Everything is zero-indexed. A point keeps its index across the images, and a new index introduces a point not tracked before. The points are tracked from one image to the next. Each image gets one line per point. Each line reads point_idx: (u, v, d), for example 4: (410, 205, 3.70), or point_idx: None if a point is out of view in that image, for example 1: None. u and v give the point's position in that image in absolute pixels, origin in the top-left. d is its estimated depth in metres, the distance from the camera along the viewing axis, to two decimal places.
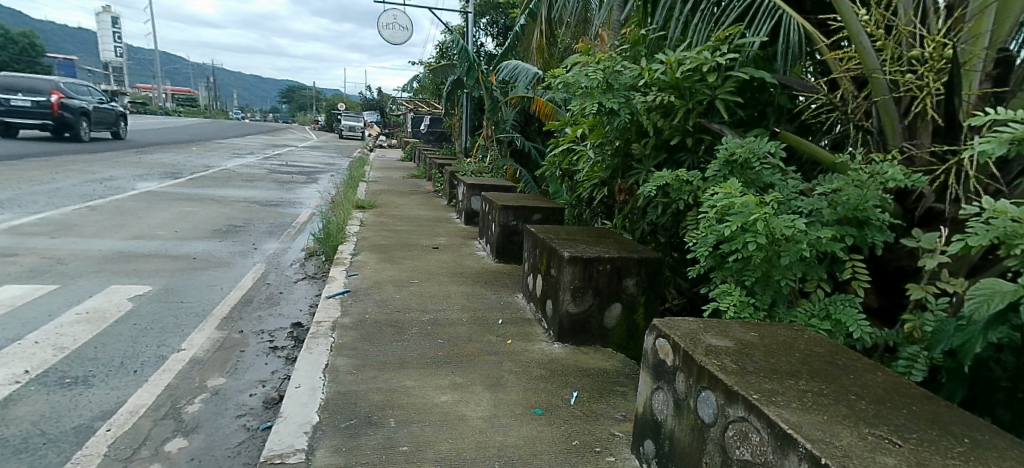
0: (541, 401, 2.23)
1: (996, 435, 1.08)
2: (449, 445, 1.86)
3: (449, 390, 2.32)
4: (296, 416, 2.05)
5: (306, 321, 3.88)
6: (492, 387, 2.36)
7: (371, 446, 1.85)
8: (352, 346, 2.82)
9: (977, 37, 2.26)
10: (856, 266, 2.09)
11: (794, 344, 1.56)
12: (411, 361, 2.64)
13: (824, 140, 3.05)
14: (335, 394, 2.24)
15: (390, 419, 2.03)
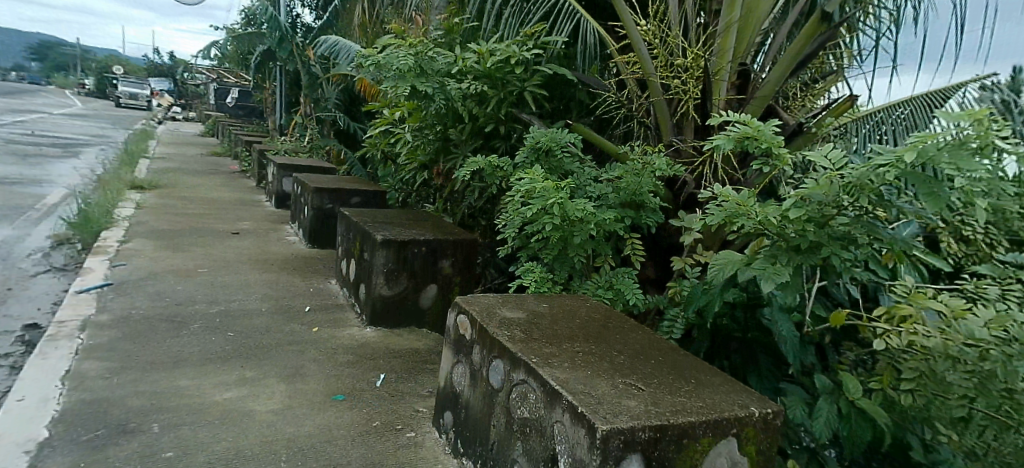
0: (344, 387, 2.20)
1: (716, 376, 1.38)
2: (227, 443, 1.74)
3: (235, 386, 2.16)
4: (14, 435, 1.74)
5: (45, 322, 3.27)
6: (288, 378, 2.26)
7: (125, 456, 1.64)
8: (110, 347, 2.46)
9: (724, 51, 2.75)
10: (634, 243, 2.41)
11: (578, 313, 1.76)
12: (190, 359, 2.40)
13: (617, 132, 3.43)
14: (76, 404, 1.95)
15: (152, 425, 1.83)
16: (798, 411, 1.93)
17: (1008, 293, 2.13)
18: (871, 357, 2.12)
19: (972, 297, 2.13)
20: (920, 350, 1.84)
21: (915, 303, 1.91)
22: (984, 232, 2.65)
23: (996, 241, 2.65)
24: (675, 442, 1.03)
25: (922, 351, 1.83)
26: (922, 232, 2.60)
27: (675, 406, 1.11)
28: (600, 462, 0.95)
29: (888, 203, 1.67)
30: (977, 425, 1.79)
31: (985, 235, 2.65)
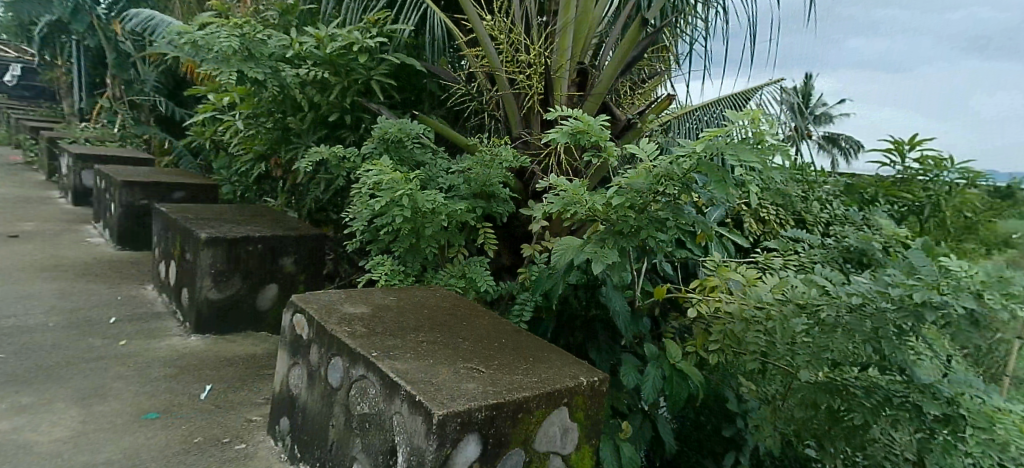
0: (159, 404, 1.97)
1: (551, 354, 1.54)
2: None
3: (8, 417, 1.83)
4: None
5: None
6: (84, 401, 1.96)
7: None
8: None
9: (564, 50, 2.90)
10: (487, 232, 2.45)
11: (425, 302, 1.78)
12: None
13: (469, 124, 3.47)
14: None
15: None
16: (633, 378, 2.17)
17: (789, 261, 2.54)
18: (692, 324, 2.45)
19: (763, 268, 2.53)
20: (724, 314, 2.27)
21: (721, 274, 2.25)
22: (775, 212, 3.12)
23: (785, 218, 3.13)
24: (511, 417, 1.16)
25: (725, 316, 2.26)
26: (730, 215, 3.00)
27: (511, 384, 1.23)
28: (438, 446, 1.01)
29: (690, 189, 2.00)
30: (771, 375, 2.34)
31: (776, 215, 3.07)
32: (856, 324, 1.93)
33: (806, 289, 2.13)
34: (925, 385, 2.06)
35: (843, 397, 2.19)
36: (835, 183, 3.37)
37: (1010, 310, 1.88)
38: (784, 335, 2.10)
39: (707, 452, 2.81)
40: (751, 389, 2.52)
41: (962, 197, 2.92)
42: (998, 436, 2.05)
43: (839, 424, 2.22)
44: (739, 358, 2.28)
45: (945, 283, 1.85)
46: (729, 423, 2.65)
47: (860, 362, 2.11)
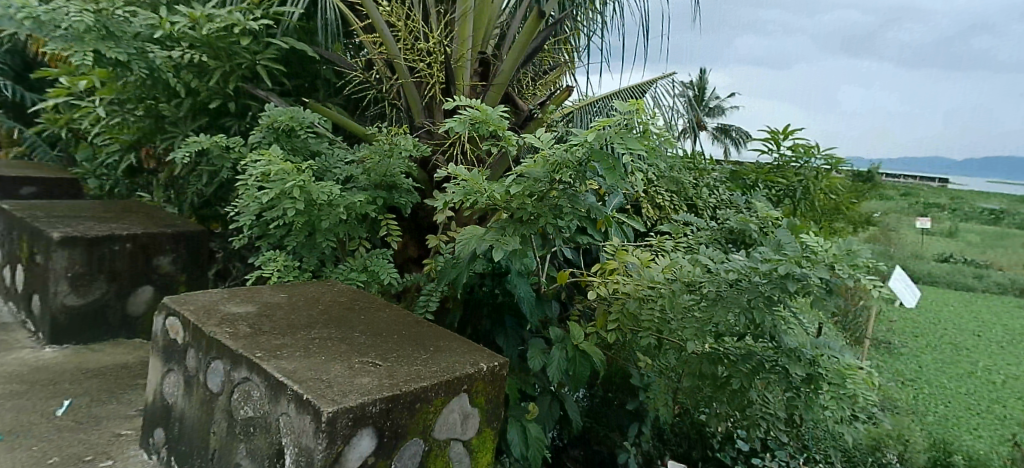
0: (8, 424, 1.76)
1: (453, 342, 1.56)
2: None
3: None
4: None
5: None
6: None
7: None
8: None
9: (464, 40, 2.89)
10: (389, 224, 2.39)
11: (320, 297, 1.74)
12: None
13: (369, 113, 3.34)
14: None
15: None
16: (539, 361, 2.24)
17: (678, 243, 2.71)
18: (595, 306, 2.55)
19: (657, 250, 2.67)
20: (620, 294, 2.36)
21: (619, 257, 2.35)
22: (670, 197, 3.21)
23: (679, 203, 3.26)
24: (409, 407, 1.18)
25: (621, 295, 2.36)
26: (628, 202, 3.13)
27: (408, 374, 1.24)
28: (327, 442, 1.03)
29: (584, 175, 2.07)
30: (665, 349, 2.49)
31: (670, 201, 3.20)
32: (734, 296, 2.13)
33: (692, 268, 2.29)
34: (790, 349, 2.32)
35: (726, 365, 2.39)
36: (722, 170, 3.59)
37: (858, 278, 2.15)
38: (673, 310, 2.26)
39: (613, 426, 3.02)
40: (647, 364, 2.68)
41: (828, 180, 3.27)
42: (848, 389, 2.36)
43: (722, 389, 2.42)
44: (635, 335, 2.41)
45: (804, 257, 2.11)
46: (630, 398, 2.88)
47: (738, 331, 2.29)
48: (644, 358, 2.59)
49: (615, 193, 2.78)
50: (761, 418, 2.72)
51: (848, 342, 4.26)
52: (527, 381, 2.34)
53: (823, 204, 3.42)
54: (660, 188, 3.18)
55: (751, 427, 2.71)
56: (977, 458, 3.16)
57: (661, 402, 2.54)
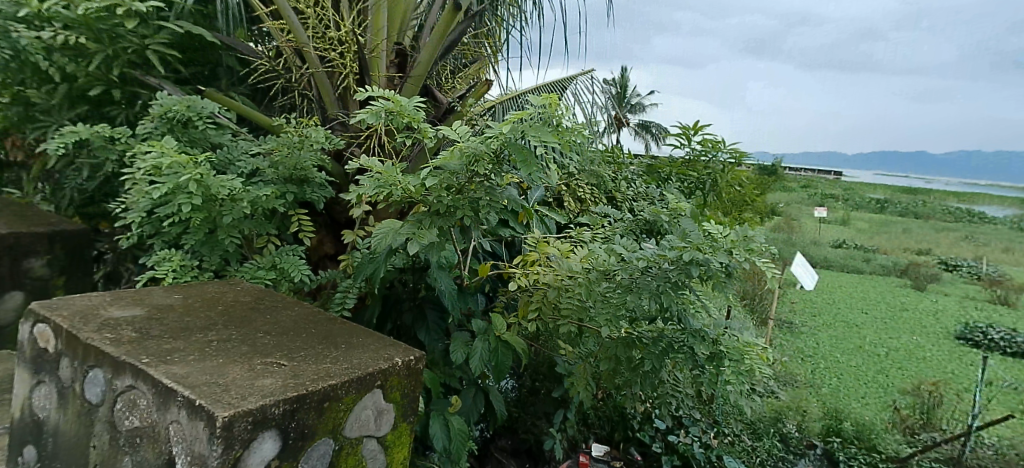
0: None
1: (369, 337, 1.53)
2: None
3: None
4: None
5: None
6: None
7: None
8: None
9: (378, 30, 2.81)
10: (301, 219, 2.29)
11: (221, 297, 1.67)
12: None
13: (278, 104, 3.17)
14: None
15: None
16: (461, 354, 2.24)
17: (595, 233, 2.79)
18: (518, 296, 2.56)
19: (576, 241, 2.73)
20: (540, 284, 2.42)
21: (539, 248, 2.40)
22: (590, 190, 3.30)
23: (598, 196, 3.35)
24: (317, 406, 1.17)
25: (541, 285, 2.42)
26: (549, 195, 3.18)
27: (317, 373, 1.23)
28: (224, 446, 1.03)
29: (501, 168, 2.08)
30: (584, 336, 2.57)
31: (590, 194, 3.29)
32: (644, 282, 2.22)
33: (607, 257, 2.38)
34: (695, 330, 2.45)
35: (639, 348, 2.50)
36: (638, 164, 3.73)
37: (752, 261, 2.30)
38: (589, 297, 2.34)
39: (540, 414, 3.07)
40: (569, 351, 2.76)
41: (734, 172, 3.39)
42: (745, 362, 2.55)
43: (636, 371, 2.53)
44: (554, 324, 2.46)
45: (705, 243, 2.23)
46: (557, 386, 2.95)
47: (649, 315, 2.41)
48: (565, 345, 2.66)
49: (536, 186, 2.84)
50: (671, 396, 2.87)
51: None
52: (451, 375, 2.33)
53: (730, 194, 3.62)
54: (581, 181, 3.26)
55: (664, 405, 2.85)
56: (864, 424, 3.36)
57: (581, 386, 2.63)
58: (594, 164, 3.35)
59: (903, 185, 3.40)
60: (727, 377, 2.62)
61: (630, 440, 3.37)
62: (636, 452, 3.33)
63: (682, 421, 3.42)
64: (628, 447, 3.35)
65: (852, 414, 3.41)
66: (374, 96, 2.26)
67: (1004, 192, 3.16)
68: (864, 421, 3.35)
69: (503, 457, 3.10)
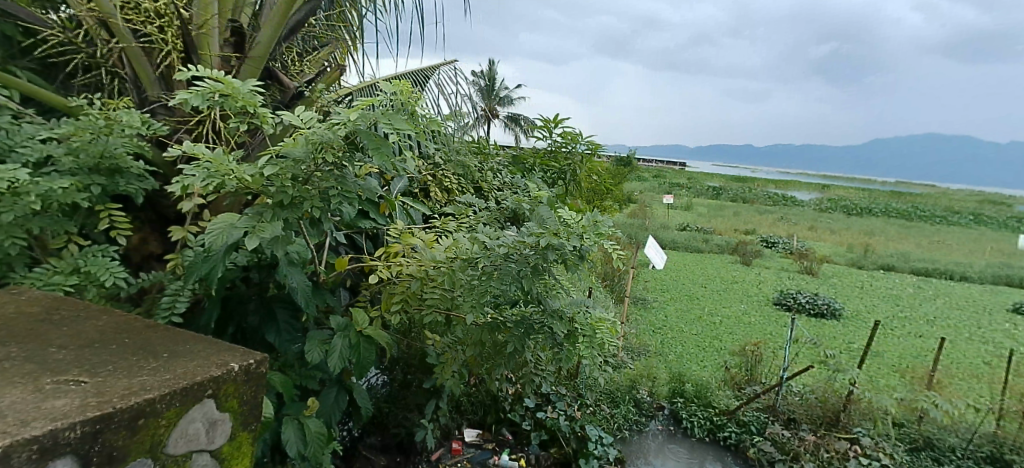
0: None
1: (198, 341, 1.41)
2: None
3: None
4: None
5: None
6: None
7: None
8: None
9: (207, 5, 2.47)
10: (113, 215, 2.00)
11: (4, 310, 1.44)
12: None
13: (78, 83, 2.71)
14: None
15: None
16: (317, 354, 2.10)
17: (460, 223, 2.80)
18: (380, 290, 2.47)
19: (440, 231, 2.72)
20: (403, 276, 2.35)
21: (402, 239, 2.33)
22: (457, 181, 3.29)
23: (465, 186, 3.34)
24: (127, 425, 1.09)
25: (405, 276, 2.35)
26: (413, 186, 3.10)
27: (124, 388, 1.14)
28: None
29: (351, 156, 2.00)
30: (451, 325, 2.57)
31: (456, 184, 3.26)
32: (505, 268, 2.27)
33: (471, 245, 2.41)
34: (553, 310, 2.55)
35: (502, 332, 2.56)
36: (504, 155, 3.79)
37: (601, 244, 2.44)
38: (452, 286, 2.33)
39: (411, 406, 2.98)
40: (436, 340, 2.74)
41: (590, 164, 3.59)
42: (597, 338, 2.72)
43: (501, 354, 2.60)
44: (418, 314, 2.43)
45: (559, 228, 2.32)
46: (427, 376, 2.90)
47: (511, 299, 2.47)
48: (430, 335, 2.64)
49: (399, 177, 2.76)
50: (534, 375, 3.00)
51: (611, 302, 5.02)
52: (308, 376, 2.20)
53: (588, 183, 3.81)
54: (448, 172, 3.20)
55: (527, 384, 2.96)
56: (701, 383, 4.11)
57: (448, 374, 2.62)
58: (461, 156, 3.38)
59: (738, 172, 6.57)
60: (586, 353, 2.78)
61: (501, 421, 3.46)
62: (507, 432, 3.44)
63: (549, 397, 3.58)
64: (499, 428, 3.44)
65: (695, 373, 4.39)
66: (203, 76, 2.03)
67: (804, 182, 5.03)
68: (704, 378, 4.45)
69: (372, 454, 2.97)
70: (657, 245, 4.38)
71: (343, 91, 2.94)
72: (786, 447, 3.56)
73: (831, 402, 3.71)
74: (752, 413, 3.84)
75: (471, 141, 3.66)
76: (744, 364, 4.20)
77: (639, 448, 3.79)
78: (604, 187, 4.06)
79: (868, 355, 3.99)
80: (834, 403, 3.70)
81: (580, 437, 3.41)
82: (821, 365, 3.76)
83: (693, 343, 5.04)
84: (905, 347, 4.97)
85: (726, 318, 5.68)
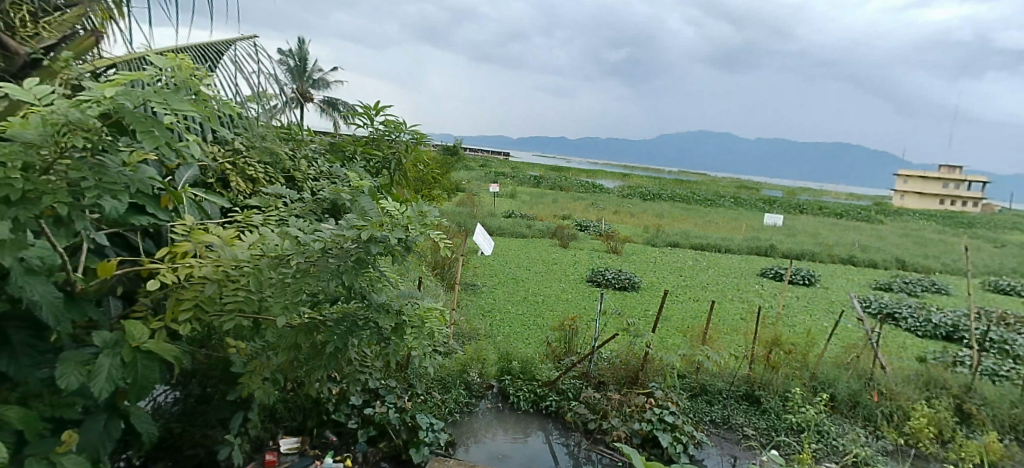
0: None
1: None
2: None
3: None
4: None
5: None
6: None
7: None
8: None
9: None
10: None
11: None
12: None
13: None
14: None
15: None
16: (74, 379, 1.74)
17: (269, 217, 2.54)
18: (163, 296, 2.13)
19: (243, 225, 2.42)
20: (196, 279, 2.05)
21: (193, 238, 2.04)
22: (263, 171, 2.92)
23: (274, 177, 2.97)
24: None
25: (197, 280, 2.06)
26: (207, 176, 2.74)
27: None
28: None
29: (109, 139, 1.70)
30: (260, 329, 2.34)
31: (264, 173, 2.91)
32: (324, 264, 2.16)
33: (281, 241, 2.21)
34: (380, 304, 2.45)
35: (322, 332, 2.41)
36: (320, 141, 3.42)
37: (429, 235, 2.40)
38: (260, 286, 2.11)
39: (211, 422, 2.61)
40: (241, 348, 2.46)
41: (415, 153, 3.35)
42: (425, 328, 2.74)
43: (321, 355, 2.44)
44: (217, 321, 2.15)
45: (383, 220, 2.24)
46: (232, 388, 2.57)
47: (332, 297, 2.33)
48: (235, 342, 2.36)
49: (187, 165, 2.41)
50: (359, 374, 2.86)
51: (439, 291, 5.09)
52: (63, 405, 1.82)
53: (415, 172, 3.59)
54: (251, 160, 2.86)
55: (350, 384, 2.81)
56: (526, 360, 4.32)
57: (257, 384, 2.37)
58: (269, 142, 2.98)
59: None
60: (415, 347, 2.73)
61: (325, 423, 3.25)
62: (330, 434, 3.23)
63: (378, 392, 3.42)
64: (322, 431, 3.22)
65: (520, 351, 4.60)
66: None
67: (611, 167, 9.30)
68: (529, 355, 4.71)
69: None
70: (483, 231, 4.46)
71: (101, 62, 2.46)
72: (597, 407, 3.80)
73: (633, 363, 4.15)
74: (570, 381, 4.08)
75: (279, 126, 3.24)
76: (563, 338, 4.50)
77: (469, 428, 3.78)
78: (432, 176, 3.91)
79: (661, 320, 4.54)
80: (635, 364, 4.12)
81: (410, 427, 3.29)
82: (626, 332, 4.20)
83: (518, 322, 5.31)
84: (689, 311, 5.83)
85: (547, 297, 6.09)
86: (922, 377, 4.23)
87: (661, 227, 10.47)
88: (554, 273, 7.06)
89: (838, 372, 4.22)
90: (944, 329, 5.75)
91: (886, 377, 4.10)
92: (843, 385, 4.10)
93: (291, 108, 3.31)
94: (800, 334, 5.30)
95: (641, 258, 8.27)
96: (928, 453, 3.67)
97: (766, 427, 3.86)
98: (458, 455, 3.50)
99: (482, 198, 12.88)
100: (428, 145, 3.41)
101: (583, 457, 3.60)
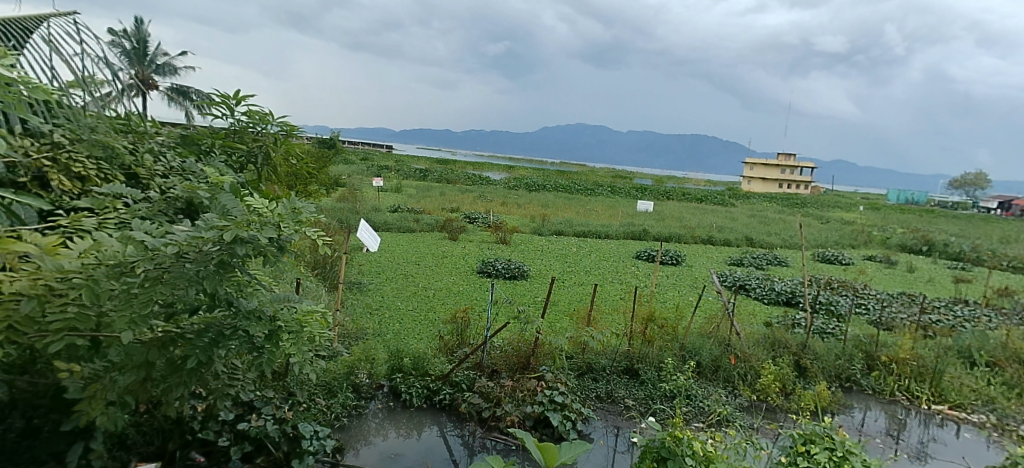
0: None
1: None
2: None
3: None
4: None
5: None
6: None
7: None
8: None
9: None
10: None
11: None
12: None
13: None
14: None
15: None
16: None
17: (105, 221, 2.21)
18: None
19: (70, 231, 2.08)
20: (8, 295, 1.75)
21: (2, 248, 1.75)
22: (94, 167, 2.54)
23: (110, 174, 2.58)
24: None
25: (8, 298, 1.75)
26: (21, 170, 2.33)
27: None
28: None
29: None
30: (101, 347, 2.04)
31: (96, 169, 2.53)
32: (178, 271, 1.93)
33: (122, 248, 1.94)
34: (249, 310, 2.25)
35: (180, 346, 2.18)
36: (168, 134, 3.00)
37: (304, 233, 2.21)
38: (96, 300, 1.84)
39: (41, 459, 2.17)
40: (74, 370, 2.06)
41: (286, 146, 3.00)
42: (305, 333, 2.46)
43: (179, 372, 2.19)
44: (40, 343, 1.84)
45: (251, 219, 2.03)
46: (67, 416, 2.14)
47: (190, 306, 2.10)
48: (67, 364, 1.98)
49: None
50: (228, 387, 2.60)
51: (321, 295, 4.80)
52: None
53: (288, 168, 3.23)
54: (77, 154, 2.47)
55: (217, 400, 2.55)
56: (418, 356, 4.21)
57: (99, 410, 2.02)
58: (100, 134, 2.59)
59: None
60: (293, 355, 2.50)
61: (189, 444, 2.90)
62: (198, 455, 2.90)
63: (253, 404, 3.12)
64: (187, 453, 2.88)
65: (411, 347, 4.49)
66: None
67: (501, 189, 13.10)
68: (420, 351, 4.59)
69: None
70: (366, 227, 4.24)
71: None
72: (489, 395, 3.78)
73: (523, 349, 4.18)
74: (462, 373, 4.04)
75: (114, 116, 2.80)
76: (455, 331, 4.46)
77: (358, 431, 3.64)
78: (306, 171, 3.61)
79: (548, 306, 4.66)
80: (525, 350, 4.15)
81: (291, 437, 3.06)
82: (517, 320, 4.19)
83: (407, 318, 5.19)
84: (574, 295, 6.08)
85: (438, 290, 6.03)
86: (769, 339, 4.77)
87: (545, 218, 10.81)
88: (444, 267, 7.00)
89: (702, 342, 4.61)
90: (785, 295, 6.54)
91: (742, 343, 4.54)
92: (706, 352, 4.49)
93: (129, 96, 2.85)
94: (670, 309, 5.76)
95: (528, 248, 8.48)
96: (775, 405, 4.16)
97: (644, 397, 4.13)
98: (348, 460, 3.34)
99: (365, 193, 12.44)
100: (298, 135, 3.04)
101: (478, 446, 3.62)
